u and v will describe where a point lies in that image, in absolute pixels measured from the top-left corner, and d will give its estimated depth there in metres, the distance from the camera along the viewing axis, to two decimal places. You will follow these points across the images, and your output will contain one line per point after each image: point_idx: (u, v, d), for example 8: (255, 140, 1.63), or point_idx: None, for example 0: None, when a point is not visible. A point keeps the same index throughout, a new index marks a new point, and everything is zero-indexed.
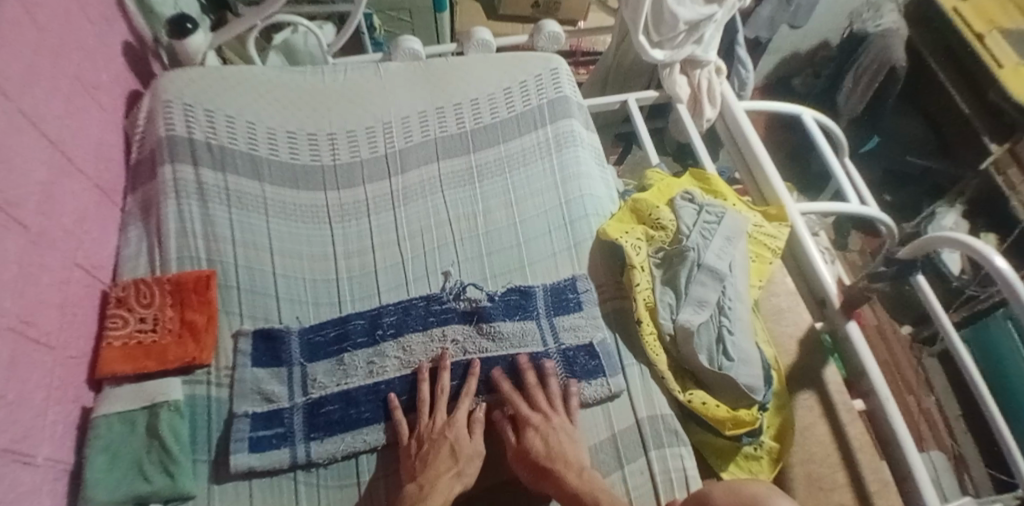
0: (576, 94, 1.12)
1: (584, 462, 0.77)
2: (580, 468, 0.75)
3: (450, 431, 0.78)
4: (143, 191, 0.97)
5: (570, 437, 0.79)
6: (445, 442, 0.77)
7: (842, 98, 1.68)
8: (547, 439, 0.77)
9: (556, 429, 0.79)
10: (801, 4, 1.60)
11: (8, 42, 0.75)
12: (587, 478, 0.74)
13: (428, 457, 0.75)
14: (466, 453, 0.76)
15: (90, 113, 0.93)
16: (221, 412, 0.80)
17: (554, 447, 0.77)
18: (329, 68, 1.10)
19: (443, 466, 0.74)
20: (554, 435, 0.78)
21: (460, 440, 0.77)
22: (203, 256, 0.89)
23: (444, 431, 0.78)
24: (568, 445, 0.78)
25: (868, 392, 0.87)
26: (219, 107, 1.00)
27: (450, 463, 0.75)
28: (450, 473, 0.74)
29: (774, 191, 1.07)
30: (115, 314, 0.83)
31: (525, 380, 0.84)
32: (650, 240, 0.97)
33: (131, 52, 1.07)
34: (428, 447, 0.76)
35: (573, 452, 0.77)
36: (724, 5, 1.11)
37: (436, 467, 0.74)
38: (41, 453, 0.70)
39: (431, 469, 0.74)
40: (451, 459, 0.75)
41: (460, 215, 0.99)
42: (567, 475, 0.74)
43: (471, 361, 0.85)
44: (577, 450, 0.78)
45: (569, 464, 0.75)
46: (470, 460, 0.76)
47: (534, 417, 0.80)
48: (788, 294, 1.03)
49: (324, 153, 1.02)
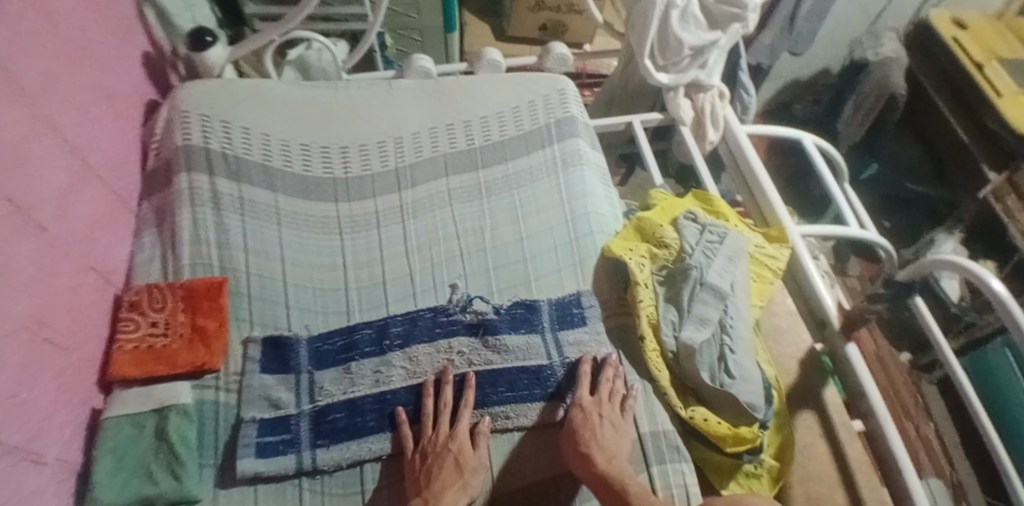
0: (583, 114, 1.14)
1: (619, 452, 0.79)
2: (610, 455, 0.78)
3: (456, 442, 0.79)
4: (158, 199, 0.98)
5: (613, 427, 0.82)
6: (450, 455, 0.78)
7: (843, 125, 1.73)
8: (587, 419, 0.82)
9: (603, 415, 0.82)
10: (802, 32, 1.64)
11: (26, 49, 0.77)
12: (616, 465, 0.76)
13: (435, 470, 0.76)
14: (472, 465, 0.78)
15: (110, 122, 0.95)
16: (230, 418, 0.81)
17: (591, 430, 0.80)
18: (342, 83, 1.12)
19: (448, 479, 0.75)
20: (598, 421, 0.82)
21: (463, 452, 0.78)
22: (216, 262, 0.91)
23: (448, 444, 0.79)
24: (607, 432, 0.81)
25: (865, 413, 0.89)
26: (235, 119, 1.02)
27: (456, 474, 0.76)
28: (456, 486, 0.75)
29: (776, 214, 1.10)
30: (128, 317, 0.84)
31: (600, 374, 0.87)
32: (654, 258, 0.99)
33: (150, 63, 1.10)
34: (433, 460, 0.77)
35: (610, 439, 0.80)
36: (728, 32, 1.16)
37: (440, 482, 0.75)
38: (50, 454, 0.72)
39: (437, 481, 0.75)
40: (457, 471, 0.77)
41: (468, 229, 1.01)
42: (597, 458, 0.77)
43: (465, 374, 0.86)
44: (615, 437, 0.81)
45: (602, 449, 0.78)
46: (475, 472, 0.78)
47: (585, 401, 0.84)
48: (788, 314, 1.06)
49: (336, 166, 1.04)
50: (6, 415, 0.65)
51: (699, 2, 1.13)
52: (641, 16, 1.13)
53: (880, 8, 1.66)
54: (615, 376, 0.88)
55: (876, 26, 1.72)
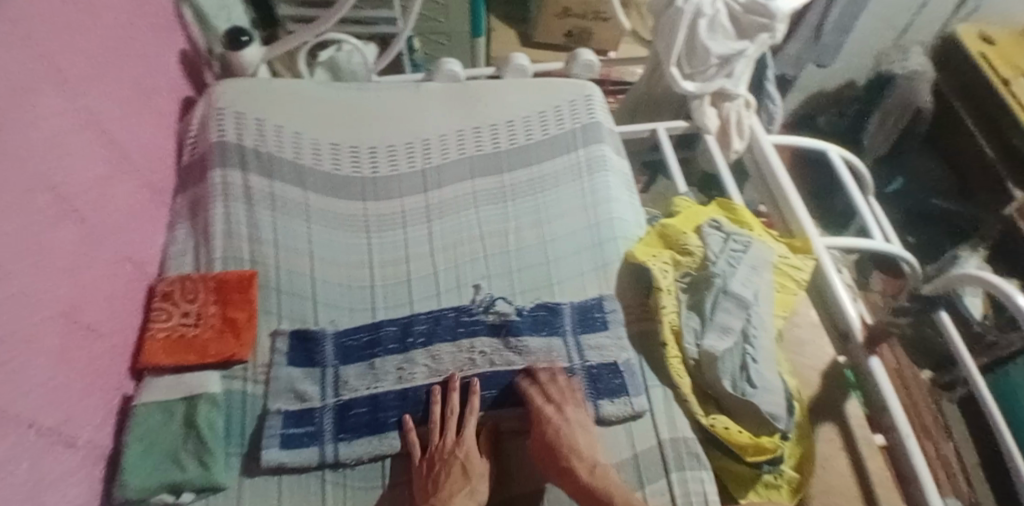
0: (609, 120, 1.15)
1: (597, 457, 0.79)
2: (592, 464, 0.77)
3: (462, 449, 0.80)
4: (191, 192, 1.01)
5: (582, 430, 0.81)
6: (457, 461, 0.78)
7: (867, 139, 1.74)
8: (558, 430, 0.80)
9: (569, 421, 0.81)
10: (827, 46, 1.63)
11: (73, 45, 0.80)
12: (599, 474, 0.76)
13: (442, 476, 0.77)
14: (477, 470, 0.78)
15: (148, 116, 0.98)
16: (256, 408, 0.83)
17: (564, 440, 0.79)
18: (372, 85, 1.14)
19: (456, 485, 0.76)
20: (566, 427, 0.81)
21: (471, 457, 0.79)
22: (247, 256, 0.93)
23: (455, 449, 0.80)
24: (580, 439, 0.80)
25: (888, 427, 0.88)
26: (268, 117, 1.05)
27: (463, 480, 0.77)
28: (463, 491, 0.76)
29: (801, 225, 1.09)
30: (161, 307, 0.86)
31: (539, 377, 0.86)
32: (677, 265, 0.99)
33: (187, 61, 1.13)
34: (441, 466, 0.78)
35: (585, 445, 0.79)
36: (757, 41, 1.15)
37: (448, 489, 0.75)
38: (82, 436, 0.74)
39: (444, 488, 0.75)
40: (464, 477, 0.77)
41: (492, 232, 1.02)
42: (579, 470, 0.76)
43: (469, 379, 0.86)
44: (587, 442, 0.80)
45: (581, 458, 0.77)
46: (481, 477, 0.78)
47: (547, 410, 0.82)
48: (810, 326, 1.05)
49: (364, 165, 1.06)
50: (41, 397, 0.67)
51: (728, 11, 1.13)
52: (668, 26, 1.15)
53: (907, 22, 1.65)
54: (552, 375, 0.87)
55: (903, 39, 1.70)
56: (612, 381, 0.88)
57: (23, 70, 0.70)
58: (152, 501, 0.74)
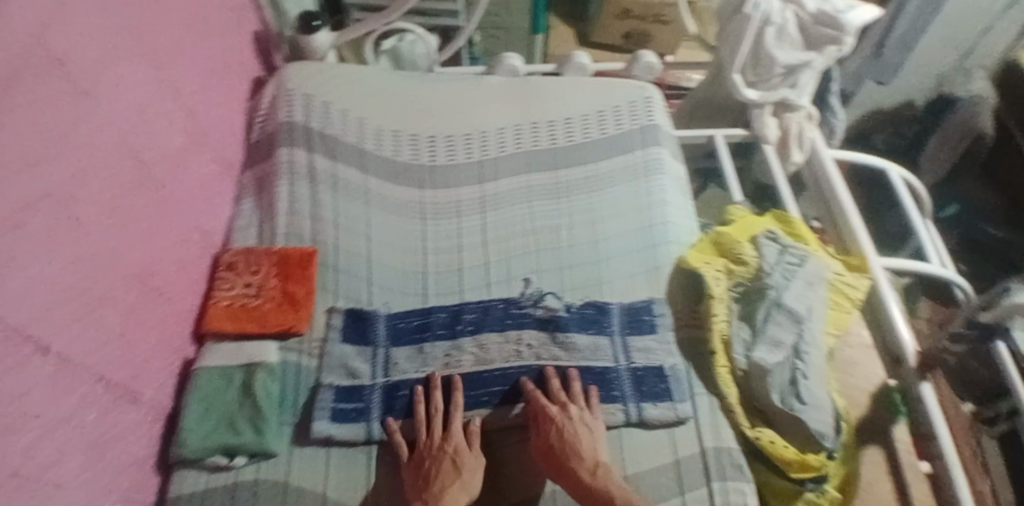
0: (667, 123, 1.14)
1: (599, 456, 0.79)
2: (594, 465, 0.77)
3: (450, 444, 0.79)
4: (258, 169, 1.04)
5: (586, 428, 0.81)
6: (447, 455, 0.78)
7: (925, 160, 1.73)
8: (561, 431, 0.79)
9: (573, 420, 0.80)
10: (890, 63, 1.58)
11: (160, 19, 0.84)
12: (601, 476, 0.76)
13: (433, 473, 0.77)
14: (468, 463, 0.78)
15: (222, 92, 1.02)
16: (309, 381, 0.86)
17: (568, 441, 0.78)
18: (435, 75, 1.16)
19: (447, 479, 0.76)
20: (570, 427, 0.80)
21: (460, 452, 0.79)
22: (308, 234, 0.96)
23: (443, 445, 0.79)
24: (584, 438, 0.80)
25: (935, 455, 0.85)
26: (335, 102, 1.08)
27: (454, 474, 0.77)
28: (455, 484, 0.76)
29: (858, 242, 1.06)
30: (225, 276, 0.90)
31: (549, 385, 0.86)
32: (730, 274, 0.98)
33: (259, 42, 1.17)
34: (430, 463, 0.78)
35: (587, 446, 0.79)
36: (825, 53, 1.11)
37: (440, 482, 0.76)
38: (146, 394, 0.77)
39: (436, 483, 0.76)
40: (455, 470, 0.77)
41: (544, 227, 1.02)
42: (581, 472, 0.76)
43: (452, 376, 0.86)
44: (592, 442, 0.80)
45: (583, 460, 0.77)
46: (473, 469, 0.78)
47: (551, 410, 0.81)
48: (862, 347, 1.02)
49: (423, 153, 1.08)
50: (112, 353, 0.70)
51: (797, 21, 1.11)
52: (734, 31, 1.14)
53: (972, 42, 1.57)
54: (565, 383, 0.86)
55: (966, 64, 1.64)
56: (659, 384, 0.87)
57: (111, 40, 0.73)
58: (207, 462, 0.77)
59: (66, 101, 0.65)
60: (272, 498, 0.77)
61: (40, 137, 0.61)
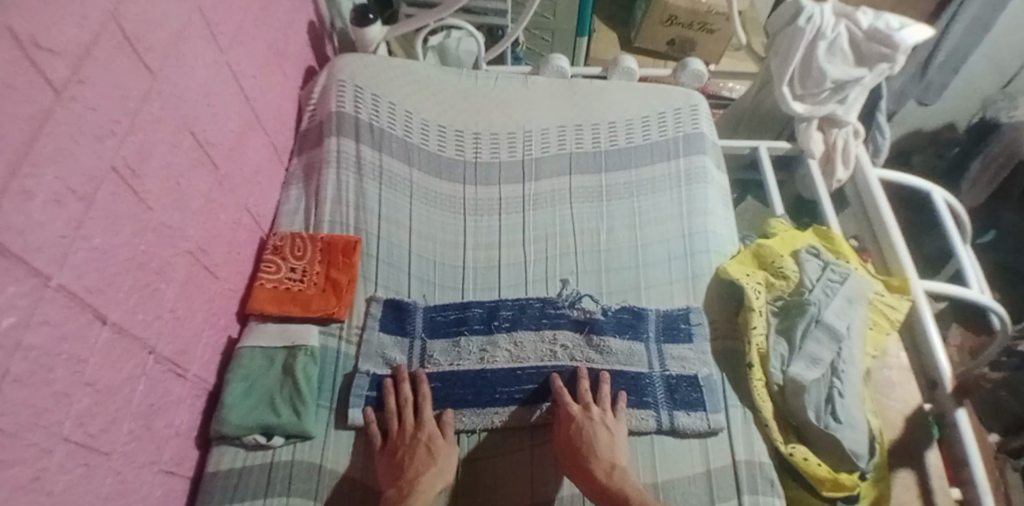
0: (712, 133, 1.13)
1: (617, 459, 0.78)
2: (611, 466, 0.77)
3: (423, 432, 0.81)
4: (307, 156, 1.07)
5: (606, 430, 0.80)
6: (420, 443, 0.79)
7: (966, 184, 1.63)
8: (580, 429, 0.80)
9: (594, 421, 0.80)
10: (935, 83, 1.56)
11: (226, 5, 0.86)
12: (616, 478, 0.75)
13: (407, 460, 0.78)
14: (442, 450, 0.79)
15: (276, 78, 1.04)
16: (347, 368, 0.88)
17: (586, 439, 0.78)
18: (483, 73, 1.17)
19: (423, 465, 0.77)
20: (590, 426, 0.80)
21: (433, 440, 0.80)
22: (351, 223, 0.98)
23: (417, 433, 0.80)
24: (604, 439, 0.79)
25: (965, 483, 0.83)
26: (384, 94, 1.10)
27: (429, 461, 0.78)
28: (430, 470, 0.77)
29: (900, 262, 1.03)
30: (271, 259, 0.92)
31: (578, 386, 0.86)
32: (770, 287, 0.96)
33: (313, 31, 1.19)
34: (404, 451, 0.79)
35: (607, 447, 0.79)
36: (875, 70, 1.10)
37: (415, 468, 0.77)
38: (191, 369, 0.79)
39: (410, 470, 0.76)
40: (429, 456, 0.78)
41: (584, 229, 1.03)
42: (597, 471, 0.76)
43: (417, 370, 0.87)
44: (612, 444, 0.79)
45: (600, 459, 0.77)
46: (447, 456, 0.79)
47: (574, 409, 0.82)
48: (900, 370, 1.00)
49: (467, 149, 1.09)
50: (163, 327, 0.72)
51: (849, 36, 1.08)
52: (784, 46, 1.11)
53: (1015, 70, 1.54)
54: (595, 385, 0.87)
55: (1010, 88, 1.59)
56: (693, 393, 0.87)
57: (181, 22, 0.75)
58: (247, 439, 0.79)
59: (140, 81, 0.67)
60: (306, 481, 0.78)
61: (114, 112, 0.63)
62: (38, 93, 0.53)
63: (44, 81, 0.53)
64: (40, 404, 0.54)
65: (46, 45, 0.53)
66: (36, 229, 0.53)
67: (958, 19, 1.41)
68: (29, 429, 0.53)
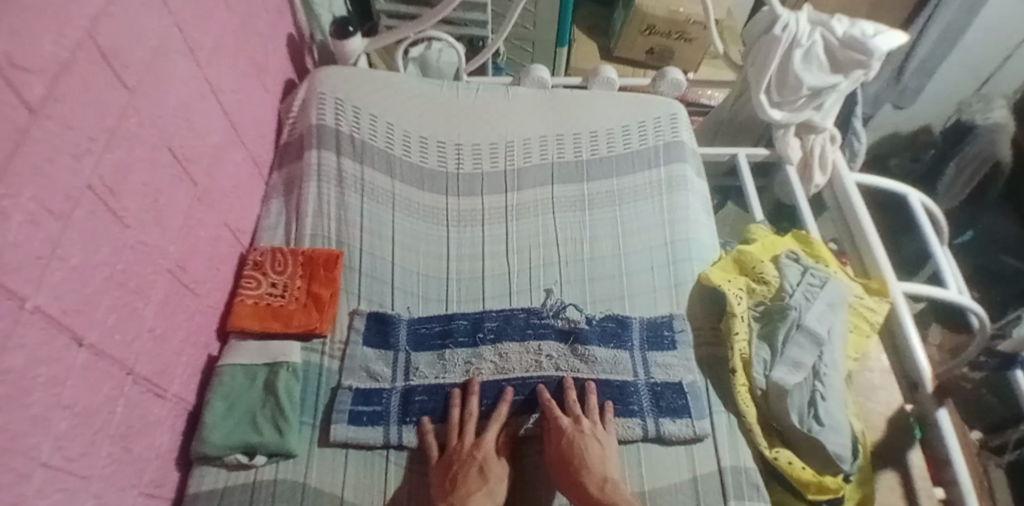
0: (693, 141, 1.14)
1: (609, 474, 0.77)
2: (603, 479, 0.76)
3: (481, 450, 0.79)
4: (288, 170, 1.06)
5: (599, 442, 0.80)
6: (475, 462, 0.78)
7: (944, 186, 1.61)
8: (571, 441, 0.79)
9: (586, 433, 0.80)
10: (909, 86, 1.59)
11: (204, 18, 0.85)
12: (609, 491, 0.74)
13: (460, 477, 0.77)
14: (495, 472, 0.78)
15: (256, 92, 1.03)
16: (330, 383, 0.88)
17: (575, 450, 0.78)
18: (464, 84, 1.18)
19: (474, 486, 0.76)
20: (581, 439, 0.79)
21: (488, 461, 0.79)
22: (334, 237, 0.98)
23: (474, 451, 0.79)
24: (595, 452, 0.79)
25: (946, 482, 0.84)
26: (365, 106, 1.10)
27: (480, 482, 0.77)
28: (481, 492, 0.76)
29: (878, 265, 1.04)
30: (251, 275, 0.92)
31: (565, 396, 0.86)
32: (751, 293, 0.97)
33: (293, 44, 1.18)
34: (459, 467, 0.78)
35: (599, 460, 0.78)
36: (851, 77, 1.12)
37: (465, 488, 0.76)
38: (172, 389, 0.78)
39: (461, 488, 0.76)
40: (481, 479, 0.77)
41: (568, 239, 1.03)
42: (589, 483, 0.76)
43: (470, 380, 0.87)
44: (603, 456, 0.79)
45: (591, 472, 0.77)
46: (499, 480, 0.78)
47: (564, 422, 0.81)
48: (880, 372, 1.04)
49: (450, 160, 1.10)
50: (143, 347, 0.71)
51: (824, 43, 1.09)
52: (762, 53, 1.12)
53: (991, 71, 1.59)
54: (583, 394, 0.86)
55: (984, 90, 1.64)
56: (679, 400, 0.87)
57: (158, 36, 0.74)
58: (228, 459, 0.78)
59: (117, 98, 0.67)
60: (288, 500, 0.77)
61: (90, 128, 0.62)
62: (14, 112, 0.52)
63: (19, 100, 0.53)
64: (17, 428, 0.53)
65: (22, 63, 0.52)
66: (12, 250, 0.52)
67: (933, 23, 1.44)
68: (5, 455, 0.51)
